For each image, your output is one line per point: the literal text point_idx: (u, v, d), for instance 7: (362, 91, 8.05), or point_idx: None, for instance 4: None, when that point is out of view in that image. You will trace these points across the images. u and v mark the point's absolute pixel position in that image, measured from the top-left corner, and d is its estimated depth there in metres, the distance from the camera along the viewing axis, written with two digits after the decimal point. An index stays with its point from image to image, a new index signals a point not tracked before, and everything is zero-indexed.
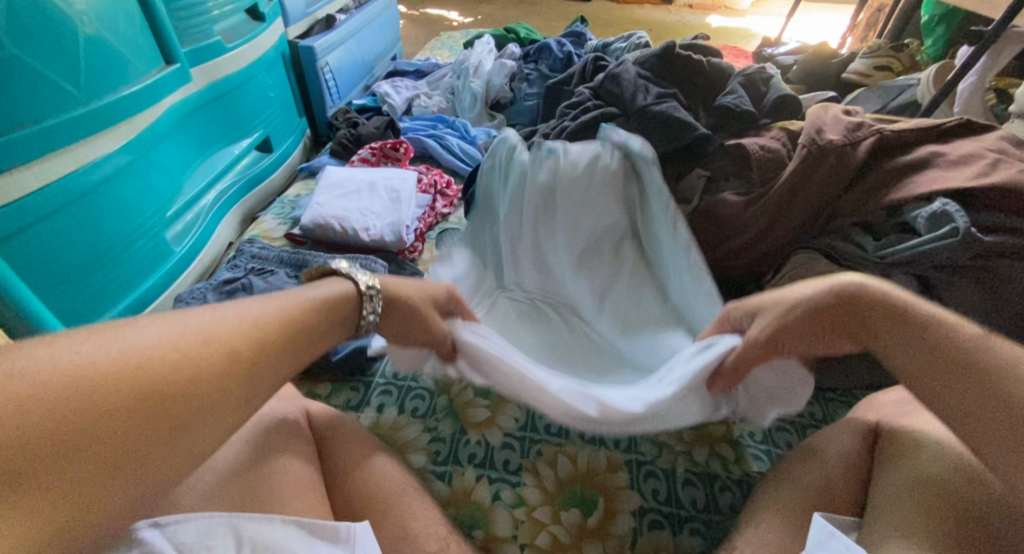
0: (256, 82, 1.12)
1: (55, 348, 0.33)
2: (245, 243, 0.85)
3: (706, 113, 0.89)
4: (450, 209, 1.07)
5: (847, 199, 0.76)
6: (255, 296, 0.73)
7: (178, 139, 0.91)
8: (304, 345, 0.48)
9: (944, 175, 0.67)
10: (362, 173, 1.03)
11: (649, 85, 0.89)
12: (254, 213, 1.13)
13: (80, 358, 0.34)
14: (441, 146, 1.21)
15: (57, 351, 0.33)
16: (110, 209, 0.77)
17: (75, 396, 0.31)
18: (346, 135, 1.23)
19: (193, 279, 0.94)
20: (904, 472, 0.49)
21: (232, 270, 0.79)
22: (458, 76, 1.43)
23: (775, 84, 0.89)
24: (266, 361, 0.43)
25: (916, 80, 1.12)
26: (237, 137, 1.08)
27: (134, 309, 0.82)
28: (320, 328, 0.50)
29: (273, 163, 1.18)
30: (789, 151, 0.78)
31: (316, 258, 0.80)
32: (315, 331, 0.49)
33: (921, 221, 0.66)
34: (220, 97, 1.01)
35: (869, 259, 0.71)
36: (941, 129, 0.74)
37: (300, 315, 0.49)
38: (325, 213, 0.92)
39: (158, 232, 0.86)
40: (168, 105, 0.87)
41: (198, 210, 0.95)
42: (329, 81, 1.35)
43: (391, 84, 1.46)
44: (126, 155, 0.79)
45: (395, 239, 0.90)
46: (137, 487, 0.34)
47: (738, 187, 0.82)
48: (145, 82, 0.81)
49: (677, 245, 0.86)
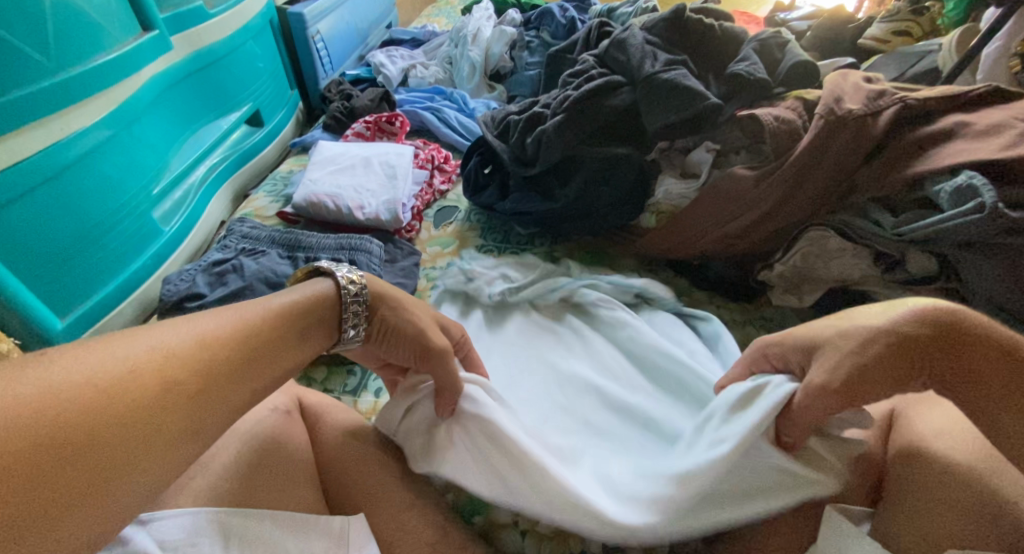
0: (243, 52, 1.07)
1: (40, 368, 0.31)
2: (236, 223, 0.82)
3: (717, 82, 0.85)
4: (448, 186, 1.03)
5: (865, 172, 0.72)
6: (246, 277, 0.71)
7: (160, 112, 0.87)
8: (267, 357, 0.42)
9: (969, 147, 0.63)
10: (355, 149, 0.99)
11: (657, 52, 0.84)
12: (246, 191, 1.10)
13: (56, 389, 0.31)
14: (438, 119, 1.17)
15: (52, 372, 0.31)
16: (92, 185, 0.74)
17: (60, 428, 0.29)
18: (339, 108, 1.19)
19: (184, 259, 0.91)
20: (924, 465, 0.46)
21: (221, 251, 0.76)
22: (456, 44, 1.37)
23: (791, 49, 0.84)
24: (238, 376, 0.39)
25: (938, 45, 1.06)
26: (225, 110, 1.04)
27: (123, 291, 0.80)
28: (306, 323, 0.47)
29: (265, 138, 1.14)
30: (805, 122, 0.74)
31: (308, 238, 0.77)
32: (289, 335, 0.45)
33: (944, 196, 0.63)
34: (204, 67, 0.97)
35: (886, 236, 0.69)
36: (968, 97, 0.69)
37: (264, 323, 0.43)
38: (318, 191, 0.89)
39: (144, 210, 0.83)
40: (148, 75, 0.83)
41: (187, 188, 0.92)
42: (321, 51, 1.29)
43: (386, 53, 1.40)
44: (107, 128, 0.75)
45: (390, 218, 0.87)
46: (115, 519, 0.31)
47: (749, 160, 0.79)
48: (120, 50, 0.77)
49: (684, 222, 0.82)
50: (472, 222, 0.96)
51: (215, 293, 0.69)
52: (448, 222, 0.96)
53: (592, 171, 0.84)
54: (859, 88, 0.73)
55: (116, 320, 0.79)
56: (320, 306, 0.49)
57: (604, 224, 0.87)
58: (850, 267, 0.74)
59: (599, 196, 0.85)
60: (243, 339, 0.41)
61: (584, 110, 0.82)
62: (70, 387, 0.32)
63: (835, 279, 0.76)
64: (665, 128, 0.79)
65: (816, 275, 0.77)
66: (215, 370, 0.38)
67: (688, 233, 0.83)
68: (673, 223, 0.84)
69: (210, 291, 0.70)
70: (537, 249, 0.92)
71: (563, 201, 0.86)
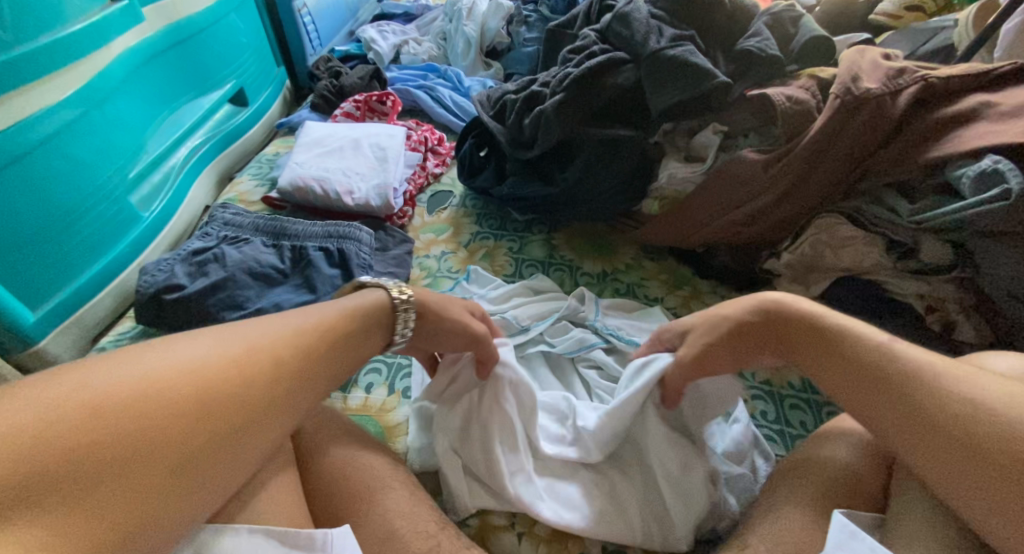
0: (223, 25, 1.02)
1: None
2: (218, 208, 0.78)
3: (725, 60, 0.80)
4: (442, 169, 0.99)
5: (881, 156, 0.68)
6: (228, 268, 0.67)
7: (135, 90, 0.83)
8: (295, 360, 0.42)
9: (995, 129, 0.59)
10: (345, 129, 0.94)
11: (663, 27, 0.79)
12: (231, 174, 1.05)
13: (46, 407, 0.31)
14: (431, 98, 1.12)
15: None
16: (62, 168, 0.70)
17: None
18: (327, 86, 1.14)
19: (166, 247, 0.87)
20: None
21: (202, 239, 0.72)
22: (450, 19, 1.31)
23: (805, 24, 0.79)
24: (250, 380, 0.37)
25: (952, 21, 1.01)
26: (206, 88, 0.99)
27: (101, 281, 0.76)
28: (356, 336, 0.50)
29: (250, 118, 1.09)
30: (818, 102, 0.70)
31: (294, 226, 0.73)
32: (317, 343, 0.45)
33: (967, 180, 0.59)
34: (181, 42, 0.91)
35: (902, 223, 0.66)
36: (992, 75, 0.65)
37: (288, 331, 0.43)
38: (305, 175, 0.85)
39: (120, 195, 0.79)
40: (119, 50, 0.78)
41: (167, 171, 0.88)
42: (307, 25, 1.23)
43: (376, 28, 1.34)
44: (75, 107, 0.71)
45: (381, 204, 0.83)
46: None
47: (757, 144, 0.74)
48: (86, 21, 0.72)
49: (692, 208, 0.79)
50: (467, 208, 0.92)
51: (195, 284, 0.65)
52: (442, 208, 0.92)
53: (592, 154, 0.80)
54: (876, 66, 0.69)
55: (94, 311, 0.76)
56: (376, 316, 0.52)
57: (605, 210, 0.84)
58: (861, 255, 0.71)
59: (599, 180, 0.81)
60: (296, 347, 0.44)
61: (584, 89, 0.78)
62: (110, 392, 0.34)
63: (844, 268, 0.73)
64: (670, 108, 0.75)
65: (826, 263, 0.74)
66: (258, 386, 0.40)
67: (696, 219, 0.79)
68: (677, 209, 0.80)
69: (190, 282, 0.66)
70: (535, 236, 0.89)
71: (562, 186, 0.82)
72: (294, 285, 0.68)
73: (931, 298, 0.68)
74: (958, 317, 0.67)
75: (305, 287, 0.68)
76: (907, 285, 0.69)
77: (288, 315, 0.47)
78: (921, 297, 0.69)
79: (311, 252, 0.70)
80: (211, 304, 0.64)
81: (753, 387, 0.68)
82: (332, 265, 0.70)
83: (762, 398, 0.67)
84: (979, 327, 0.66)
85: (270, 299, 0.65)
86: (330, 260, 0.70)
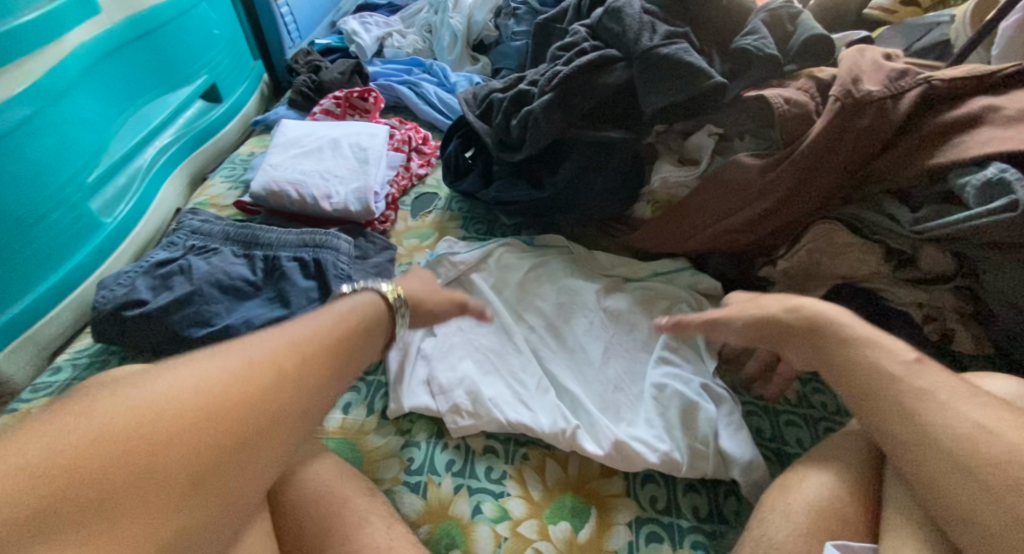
0: (193, 17, 0.96)
1: None
2: (185, 214, 0.73)
3: (721, 59, 0.77)
4: (426, 170, 0.95)
5: (882, 162, 0.65)
6: (195, 281, 0.63)
7: (94, 87, 0.77)
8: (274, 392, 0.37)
9: (1000, 135, 0.57)
10: (323, 128, 0.90)
11: (656, 23, 0.75)
12: (204, 174, 1.00)
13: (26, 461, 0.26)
14: (415, 94, 1.07)
15: None
16: (12, 172, 0.65)
17: None
18: (306, 82, 1.09)
19: (132, 253, 0.83)
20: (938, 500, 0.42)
21: (168, 249, 0.67)
22: (435, 11, 1.26)
23: (803, 21, 0.76)
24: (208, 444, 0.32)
25: (949, 16, 0.98)
26: (175, 84, 0.94)
27: (59, 292, 0.72)
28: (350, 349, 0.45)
29: (223, 115, 1.04)
30: (817, 105, 0.67)
31: (267, 234, 0.69)
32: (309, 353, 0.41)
33: (970, 190, 0.56)
34: (145, 34, 0.86)
35: (903, 233, 0.63)
36: (997, 77, 0.63)
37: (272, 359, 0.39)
38: (280, 178, 0.80)
39: (79, 200, 0.74)
40: (74, 43, 0.73)
41: (132, 173, 0.83)
42: (285, 16, 1.17)
43: (358, 20, 1.29)
44: (25, 106, 0.66)
45: (361, 208, 0.79)
46: None
47: (754, 147, 0.72)
48: (36, 12, 0.66)
49: (691, 214, 0.75)
50: (453, 211, 0.89)
51: (159, 299, 0.61)
52: (427, 212, 0.88)
53: (582, 157, 0.77)
54: (877, 67, 0.66)
55: (51, 325, 0.71)
56: (380, 316, 0.52)
57: (596, 215, 0.81)
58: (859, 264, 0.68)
59: (590, 183, 0.78)
60: (338, 345, 0.44)
61: (574, 89, 0.74)
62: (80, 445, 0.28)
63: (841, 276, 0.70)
64: (663, 109, 0.72)
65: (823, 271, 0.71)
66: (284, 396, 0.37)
67: (694, 226, 0.75)
68: (670, 214, 0.77)
69: (153, 297, 0.61)
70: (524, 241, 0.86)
71: (551, 190, 0.79)
72: (265, 299, 0.64)
73: (929, 307, 0.66)
74: (956, 327, 0.65)
75: (278, 301, 0.64)
76: (906, 293, 0.67)
77: (325, 312, 0.47)
78: (919, 306, 0.67)
79: (284, 263, 0.66)
80: (176, 321, 0.60)
81: (747, 401, 0.66)
82: (307, 277, 0.66)
83: (758, 413, 0.64)
84: (977, 336, 0.65)
85: (240, 314, 0.61)
86: (305, 271, 0.66)
